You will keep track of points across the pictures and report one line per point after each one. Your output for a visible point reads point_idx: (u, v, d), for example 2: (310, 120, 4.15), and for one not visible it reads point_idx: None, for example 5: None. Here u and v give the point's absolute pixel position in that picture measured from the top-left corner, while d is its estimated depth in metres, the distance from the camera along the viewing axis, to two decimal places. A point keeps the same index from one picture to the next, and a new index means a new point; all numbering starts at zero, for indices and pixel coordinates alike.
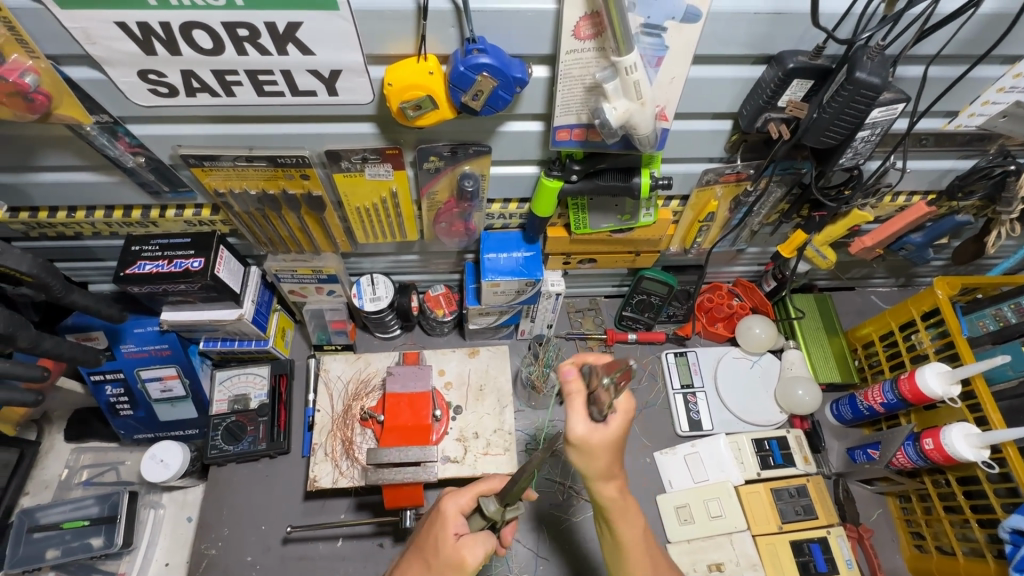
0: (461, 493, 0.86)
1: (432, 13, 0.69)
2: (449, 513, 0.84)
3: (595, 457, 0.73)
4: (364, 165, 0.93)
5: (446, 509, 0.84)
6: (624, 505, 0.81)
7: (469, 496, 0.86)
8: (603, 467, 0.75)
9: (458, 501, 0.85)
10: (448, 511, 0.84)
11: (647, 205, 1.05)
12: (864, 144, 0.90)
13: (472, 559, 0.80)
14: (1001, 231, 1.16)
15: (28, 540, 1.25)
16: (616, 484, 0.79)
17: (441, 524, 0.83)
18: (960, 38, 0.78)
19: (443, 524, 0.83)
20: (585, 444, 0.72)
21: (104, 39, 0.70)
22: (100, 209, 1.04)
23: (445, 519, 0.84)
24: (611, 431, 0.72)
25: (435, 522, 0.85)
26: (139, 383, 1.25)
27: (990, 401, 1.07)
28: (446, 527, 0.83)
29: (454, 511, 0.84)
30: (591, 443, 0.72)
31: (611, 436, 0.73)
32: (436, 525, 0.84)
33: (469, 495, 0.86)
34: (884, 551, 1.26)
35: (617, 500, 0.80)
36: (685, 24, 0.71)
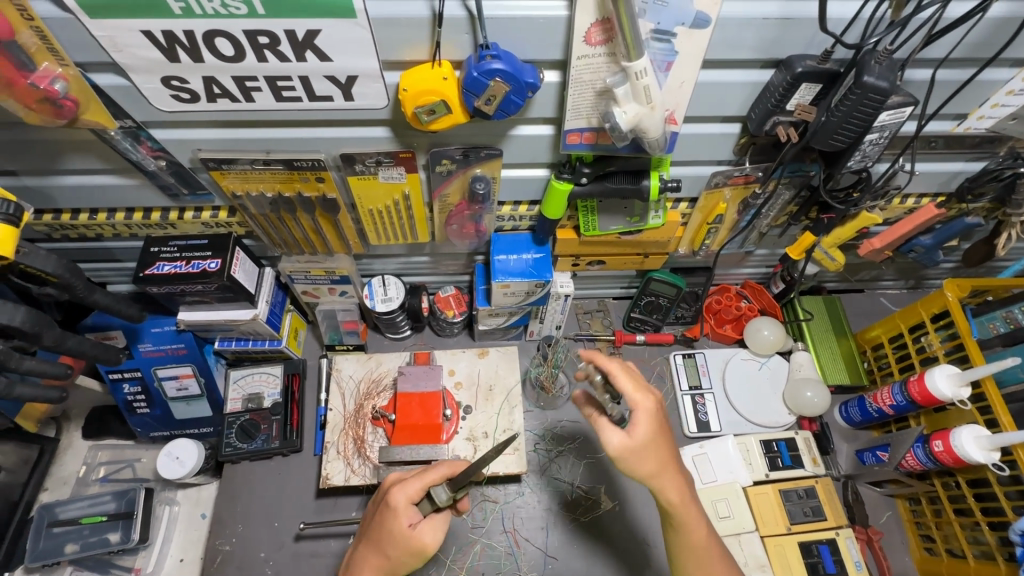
0: (408, 483, 0.87)
1: (447, 19, 0.71)
2: (400, 506, 0.85)
3: (640, 460, 0.79)
4: (378, 168, 0.95)
5: (397, 503, 0.86)
6: (681, 506, 0.84)
7: (418, 486, 0.87)
8: (657, 466, 0.81)
9: (407, 492, 0.86)
10: (399, 505, 0.86)
11: (656, 207, 1.06)
12: (873, 147, 0.90)
13: (430, 541, 0.85)
14: (1011, 234, 1.15)
15: (48, 535, 1.27)
16: (676, 482, 0.83)
17: (392, 516, 0.86)
18: (969, 41, 0.79)
19: (395, 515, 0.85)
20: (631, 448, 0.79)
21: (130, 46, 0.72)
22: (121, 211, 1.07)
23: (397, 512, 0.85)
24: (641, 436, 0.78)
25: (386, 513, 0.87)
26: (156, 381, 1.28)
27: (1000, 403, 1.07)
28: (399, 519, 0.85)
29: (404, 502, 0.86)
30: (635, 448, 0.79)
31: (648, 435, 0.78)
32: (388, 517, 0.86)
33: (419, 485, 0.87)
34: (894, 553, 1.26)
35: (675, 498, 0.83)
36: (695, 30, 0.72)
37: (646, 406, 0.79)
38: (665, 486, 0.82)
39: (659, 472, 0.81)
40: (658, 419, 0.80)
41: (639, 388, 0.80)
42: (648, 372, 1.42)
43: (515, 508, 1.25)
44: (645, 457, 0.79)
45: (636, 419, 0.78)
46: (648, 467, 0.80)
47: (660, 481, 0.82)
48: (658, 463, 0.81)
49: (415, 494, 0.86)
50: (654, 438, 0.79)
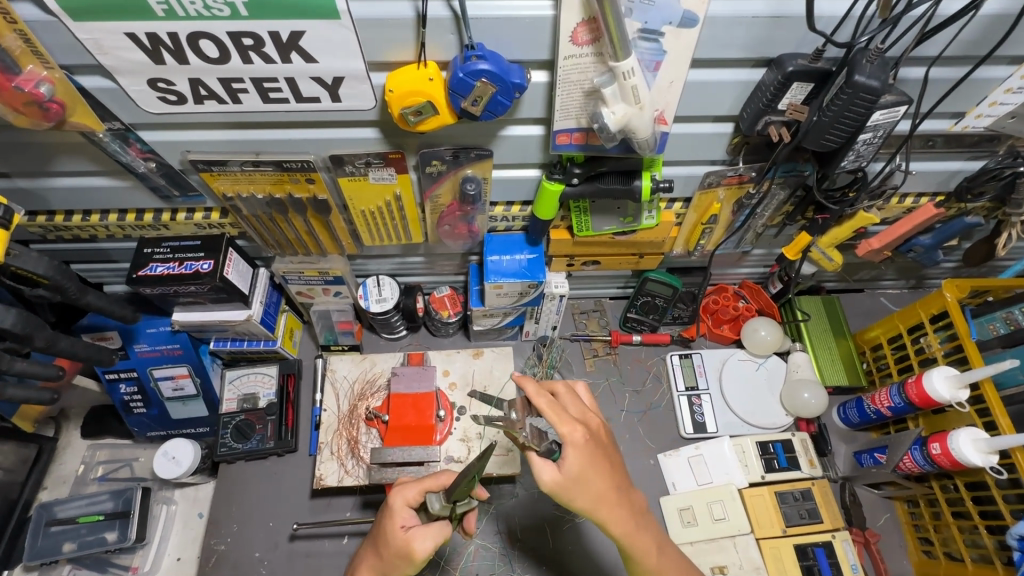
0: (408, 486, 0.89)
1: (431, 20, 0.70)
2: (395, 507, 0.87)
3: (577, 494, 0.77)
4: (368, 169, 0.95)
5: (393, 504, 0.87)
6: (631, 529, 0.82)
7: (415, 489, 0.88)
8: (598, 499, 0.78)
9: (405, 494, 0.88)
10: (395, 506, 0.87)
11: (649, 207, 1.05)
12: (867, 147, 0.89)
13: (420, 549, 0.82)
14: (1011, 233, 1.14)
15: (46, 534, 1.28)
16: (621, 513, 0.81)
17: (388, 517, 0.87)
18: (963, 39, 0.77)
19: (391, 516, 0.86)
20: (566, 482, 0.76)
21: (116, 49, 0.72)
22: (114, 212, 1.07)
23: (392, 512, 0.87)
24: (571, 469, 0.76)
25: (384, 514, 0.88)
26: (152, 381, 1.28)
27: (999, 405, 1.06)
28: (393, 520, 0.86)
29: (400, 504, 0.87)
30: (568, 482, 0.76)
31: (578, 469, 0.76)
32: (385, 518, 0.87)
33: (417, 489, 0.88)
34: (892, 556, 1.25)
35: (625, 525, 0.81)
36: (682, 29, 0.71)
37: (573, 439, 0.77)
38: (610, 519, 0.80)
39: (600, 505, 0.79)
40: (590, 450, 0.78)
41: (567, 421, 0.78)
42: (644, 372, 1.41)
43: (507, 508, 1.24)
44: (586, 488, 0.77)
45: (565, 453, 0.77)
46: (589, 499, 0.78)
47: (605, 514, 0.80)
48: (598, 496, 0.78)
49: (411, 497, 0.87)
50: (586, 470, 0.77)
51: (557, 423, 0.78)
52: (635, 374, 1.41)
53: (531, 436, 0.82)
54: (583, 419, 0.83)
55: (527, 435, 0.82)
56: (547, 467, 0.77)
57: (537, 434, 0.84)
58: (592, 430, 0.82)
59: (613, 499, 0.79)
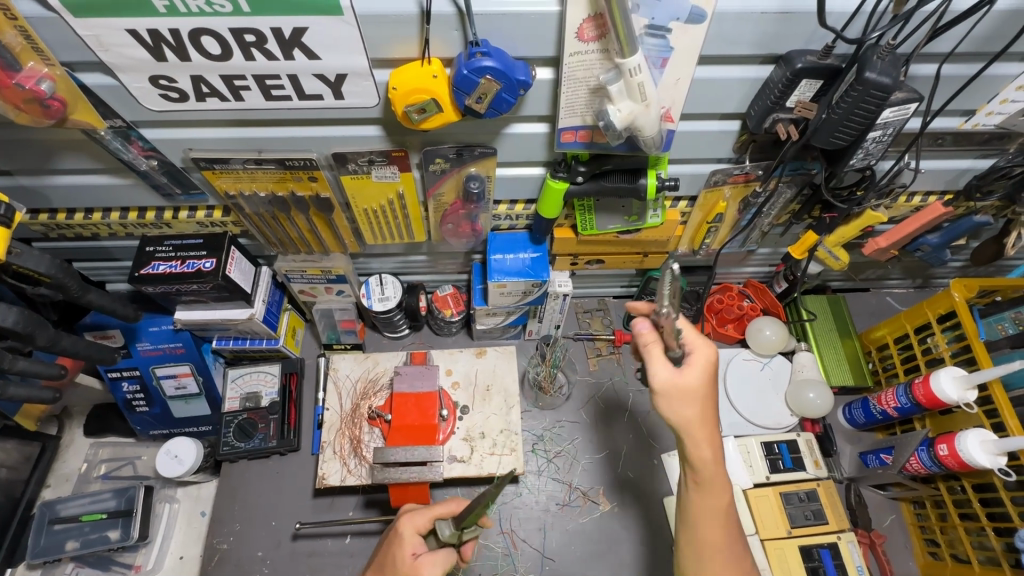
0: (417, 514, 0.89)
1: (435, 16, 0.70)
2: (406, 535, 0.87)
3: (682, 401, 0.81)
4: (371, 167, 0.94)
5: (404, 531, 0.87)
6: (716, 470, 0.82)
7: (425, 517, 0.88)
8: (709, 458, 0.81)
9: (415, 521, 0.88)
10: (405, 533, 0.87)
11: (654, 206, 1.04)
12: (876, 145, 0.88)
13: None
14: (1021, 233, 1.13)
15: (49, 532, 1.28)
16: (707, 455, 0.81)
17: (398, 542, 0.87)
18: (975, 36, 0.76)
19: (400, 543, 0.87)
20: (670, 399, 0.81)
21: (117, 45, 0.71)
22: (116, 211, 1.06)
23: (402, 540, 0.87)
24: (690, 379, 0.81)
25: (393, 542, 0.88)
26: (154, 380, 1.28)
27: (1008, 407, 1.05)
28: (402, 545, 0.86)
29: (410, 531, 0.87)
30: (676, 385, 0.81)
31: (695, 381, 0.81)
32: (394, 545, 0.87)
33: (427, 516, 0.88)
34: (897, 557, 1.24)
35: (709, 464, 0.82)
36: (690, 25, 0.70)
37: (704, 363, 0.82)
38: (712, 483, 0.83)
39: (715, 463, 0.82)
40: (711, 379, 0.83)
41: (699, 339, 0.84)
42: None
43: (512, 508, 1.24)
44: (688, 403, 0.81)
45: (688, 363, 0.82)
46: (688, 422, 0.81)
47: (706, 477, 0.82)
48: (698, 423, 0.81)
49: (421, 526, 0.87)
50: (697, 390, 0.81)
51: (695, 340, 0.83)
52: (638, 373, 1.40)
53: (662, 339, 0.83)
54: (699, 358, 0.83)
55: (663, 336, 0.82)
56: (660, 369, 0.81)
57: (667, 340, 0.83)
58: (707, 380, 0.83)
59: (714, 472, 0.82)
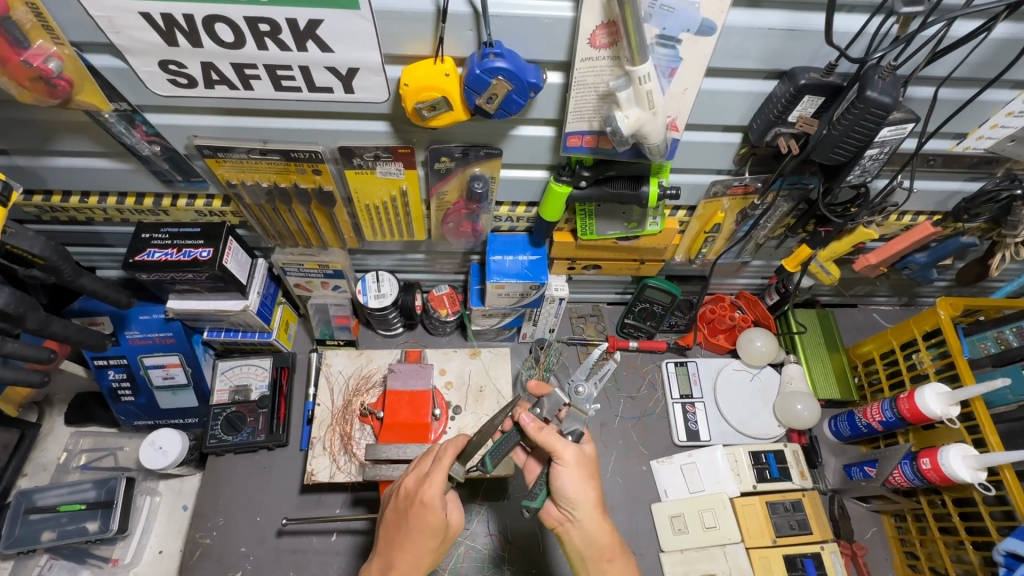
0: (435, 477, 0.88)
1: (451, 15, 0.70)
2: (437, 501, 0.87)
3: (581, 476, 0.89)
4: (376, 163, 0.94)
5: (433, 497, 0.87)
6: (615, 542, 0.91)
7: (443, 475, 0.88)
8: (606, 530, 0.91)
9: (438, 485, 0.88)
10: (436, 499, 0.87)
11: (653, 214, 1.06)
12: (872, 163, 0.90)
13: (459, 518, 0.94)
14: (1005, 255, 1.16)
15: (25, 522, 1.25)
16: (602, 525, 0.91)
17: (432, 512, 0.87)
18: (972, 61, 0.79)
19: (433, 511, 0.87)
20: (568, 483, 0.88)
21: (128, 28, 0.70)
22: (113, 195, 1.05)
23: (433, 508, 0.87)
24: (587, 451, 0.92)
25: (423, 511, 0.87)
26: (142, 369, 1.26)
27: (989, 423, 1.07)
28: (438, 513, 0.87)
29: (439, 496, 0.87)
30: (580, 462, 0.90)
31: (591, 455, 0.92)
32: (426, 514, 0.87)
33: (443, 473, 0.88)
34: (879, 569, 1.26)
35: (608, 537, 0.91)
36: (700, 37, 0.72)
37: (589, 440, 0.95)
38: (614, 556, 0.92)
39: (610, 543, 0.91)
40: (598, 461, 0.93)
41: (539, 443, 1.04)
42: (639, 378, 1.42)
43: (500, 509, 1.24)
44: (585, 477, 0.90)
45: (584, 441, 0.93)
46: (581, 497, 0.89)
47: (605, 547, 0.91)
48: (588, 497, 0.89)
49: (443, 483, 0.88)
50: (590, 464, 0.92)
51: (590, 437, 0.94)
52: (630, 380, 1.41)
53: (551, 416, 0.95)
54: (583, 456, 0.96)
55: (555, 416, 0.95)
56: (568, 446, 0.88)
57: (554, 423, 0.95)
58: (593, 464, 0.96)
59: (616, 544, 0.92)
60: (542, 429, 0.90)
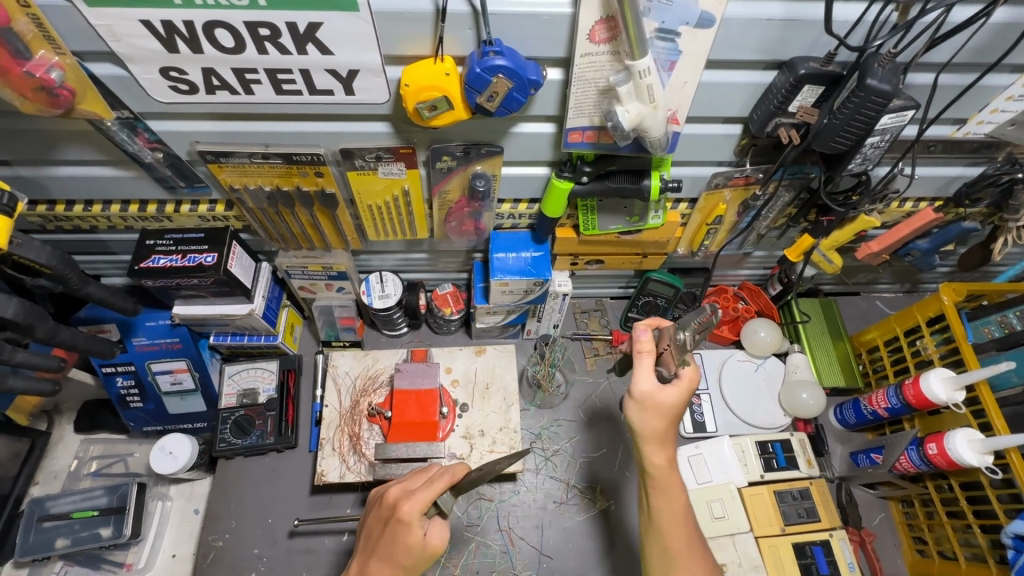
0: (417, 494, 0.82)
1: (451, 14, 0.70)
2: (414, 519, 0.81)
3: (643, 413, 0.89)
4: (378, 163, 0.95)
5: (411, 514, 0.81)
6: (669, 474, 0.90)
7: (427, 496, 0.82)
8: (662, 459, 0.89)
9: (418, 504, 0.82)
10: (413, 517, 0.81)
11: (655, 207, 1.06)
12: (874, 150, 0.90)
13: (441, 541, 0.84)
14: (1007, 239, 1.16)
15: (38, 529, 1.26)
16: (665, 452, 0.90)
17: (408, 532, 0.81)
18: (971, 47, 0.79)
19: (408, 531, 0.81)
20: (641, 420, 0.89)
21: (129, 36, 0.71)
22: (116, 203, 1.05)
23: (410, 526, 0.81)
24: (669, 399, 0.88)
25: (398, 527, 0.81)
26: (150, 375, 1.27)
27: (995, 407, 1.08)
28: (414, 534, 0.81)
29: (417, 517, 0.81)
30: (657, 401, 0.89)
31: (673, 400, 0.89)
32: (400, 530, 0.81)
33: (428, 494, 0.82)
34: (886, 555, 1.27)
35: (664, 466, 0.90)
36: (699, 29, 0.72)
37: (691, 377, 0.90)
38: (666, 488, 0.90)
39: (664, 471, 0.90)
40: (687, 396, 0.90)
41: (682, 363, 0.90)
42: None
43: (509, 506, 1.25)
44: (657, 418, 0.89)
45: (675, 383, 0.90)
46: (650, 430, 0.89)
47: (661, 481, 0.90)
48: (659, 432, 0.89)
49: (425, 505, 0.82)
50: (675, 407, 0.89)
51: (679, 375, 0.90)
52: None
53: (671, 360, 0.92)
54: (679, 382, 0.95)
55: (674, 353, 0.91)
56: (646, 381, 0.90)
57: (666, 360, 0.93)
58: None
59: (669, 476, 0.90)
60: (641, 355, 0.92)
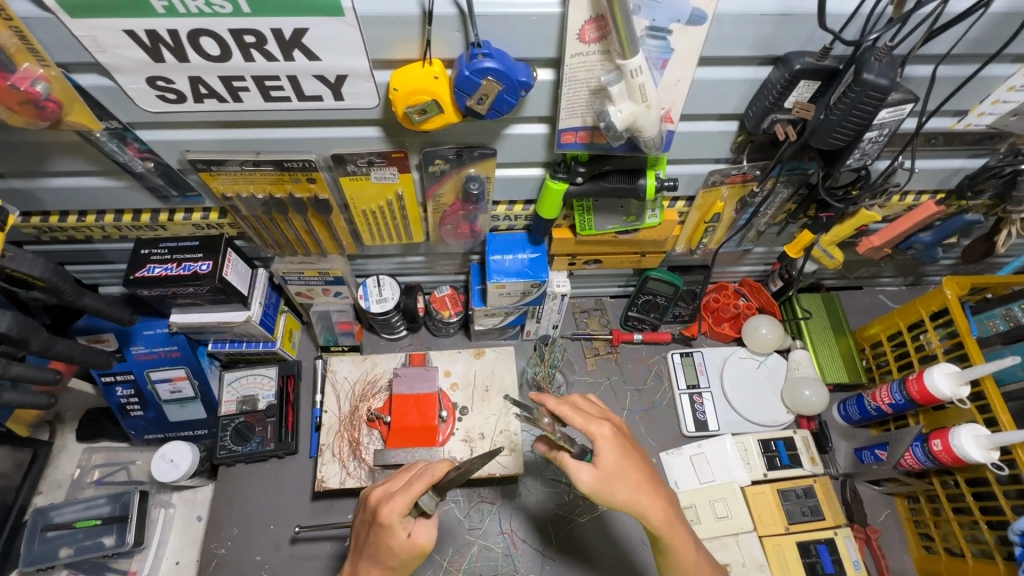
0: (394, 498, 0.82)
1: (437, 17, 0.69)
2: (393, 523, 0.81)
3: (619, 483, 0.79)
4: (370, 168, 0.94)
5: (388, 519, 0.81)
6: (671, 527, 0.82)
7: (403, 500, 0.82)
8: (663, 515, 0.81)
9: (396, 508, 0.81)
10: (392, 521, 0.81)
11: (652, 206, 1.05)
12: (872, 145, 0.89)
13: (428, 540, 0.83)
14: (1011, 231, 1.14)
15: (42, 539, 1.27)
16: (660, 503, 0.81)
17: (389, 534, 0.82)
18: (970, 38, 0.77)
19: (391, 533, 0.82)
20: (627, 489, 0.79)
21: (114, 46, 0.70)
22: (110, 213, 1.05)
23: (391, 529, 0.81)
24: (610, 461, 0.79)
25: (380, 530, 0.82)
26: (149, 384, 1.27)
27: (1000, 402, 1.06)
28: (395, 536, 0.82)
29: (396, 520, 0.81)
30: (606, 475, 0.79)
31: (614, 459, 0.79)
32: (382, 533, 0.82)
33: (405, 498, 0.82)
34: (892, 551, 1.26)
35: (666, 518, 0.81)
36: (691, 27, 0.71)
37: (604, 435, 0.80)
38: (675, 545, 0.83)
39: (668, 527, 0.82)
40: (620, 443, 0.81)
41: (591, 420, 0.82)
42: (645, 370, 1.41)
43: (511, 509, 1.24)
44: (626, 478, 0.79)
45: (598, 449, 0.80)
46: (629, 498, 0.79)
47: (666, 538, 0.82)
48: (636, 494, 0.80)
49: (404, 507, 0.82)
50: (622, 462, 0.80)
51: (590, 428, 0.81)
52: (636, 372, 1.41)
53: (564, 437, 0.81)
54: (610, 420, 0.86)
55: (561, 436, 0.80)
56: (582, 470, 0.79)
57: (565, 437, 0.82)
58: (620, 428, 0.85)
59: (672, 525, 0.82)
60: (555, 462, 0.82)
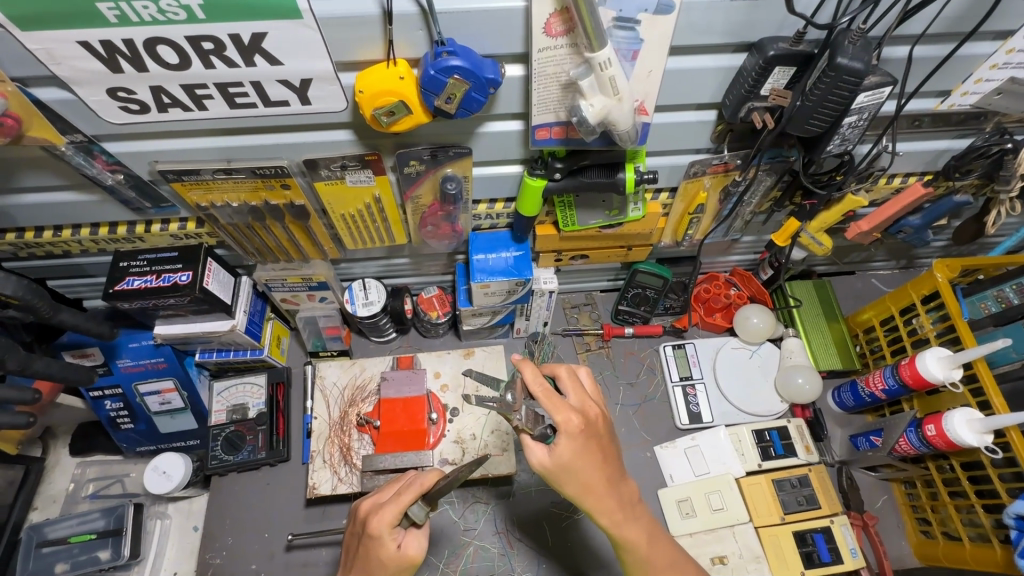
0: (385, 508, 0.81)
1: (397, 16, 0.68)
2: (382, 534, 0.80)
3: (566, 480, 0.79)
4: (344, 172, 0.92)
5: (377, 530, 0.80)
6: (624, 515, 0.83)
7: (394, 510, 0.80)
8: (611, 511, 0.82)
9: (385, 518, 0.80)
10: (381, 532, 0.80)
11: (634, 199, 1.03)
12: (852, 130, 0.87)
13: (418, 551, 0.81)
14: (1001, 211, 1.12)
15: (37, 556, 1.26)
16: (610, 504, 0.82)
17: (379, 545, 0.80)
18: (946, 17, 0.76)
19: (380, 544, 0.80)
20: (576, 485, 0.80)
21: (70, 58, 0.68)
22: (86, 227, 1.04)
23: (380, 541, 0.80)
24: (564, 456, 0.78)
25: (369, 541, 0.81)
26: (138, 397, 1.26)
27: (993, 384, 1.05)
28: (385, 547, 0.80)
29: (385, 530, 0.80)
30: (557, 467, 0.78)
31: (570, 457, 0.78)
32: (371, 544, 0.81)
33: (396, 510, 0.81)
34: (890, 537, 1.25)
35: (617, 512, 0.83)
36: (658, 16, 0.69)
37: (569, 428, 0.78)
38: (630, 539, 0.85)
39: (616, 525, 0.83)
40: (583, 440, 0.79)
41: (563, 409, 0.79)
42: (637, 364, 1.40)
43: (506, 508, 1.23)
44: (576, 476, 0.79)
45: (559, 442, 0.78)
46: (577, 492, 0.80)
47: (619, 530, 0.84)
48: (585, 490, 0.80)
49: (394, 518, 0.81)
50: (579, 457, 0.78)
51: (551, 411, 0.79)
52: (628, 366, 1.40)
53: (525, 419, 0.82)
54: (582, 409, 0.82)
55: (522, 418, 0.82)
56: (537, 449, 0.79)
57: (534, 418, 0.84)
58: (591, 421, 0.81)
59: (625, 515, 0.83)
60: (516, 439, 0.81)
